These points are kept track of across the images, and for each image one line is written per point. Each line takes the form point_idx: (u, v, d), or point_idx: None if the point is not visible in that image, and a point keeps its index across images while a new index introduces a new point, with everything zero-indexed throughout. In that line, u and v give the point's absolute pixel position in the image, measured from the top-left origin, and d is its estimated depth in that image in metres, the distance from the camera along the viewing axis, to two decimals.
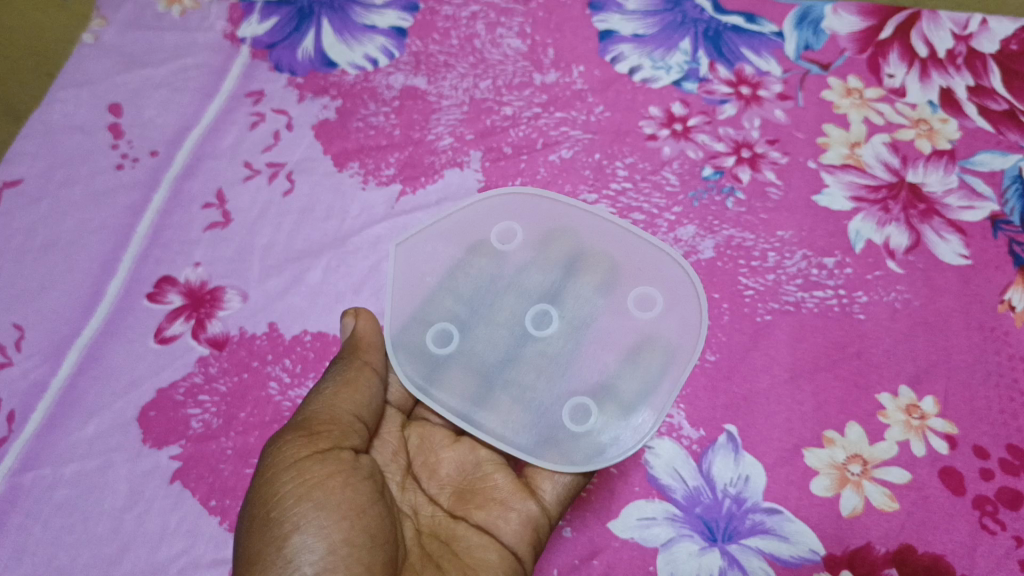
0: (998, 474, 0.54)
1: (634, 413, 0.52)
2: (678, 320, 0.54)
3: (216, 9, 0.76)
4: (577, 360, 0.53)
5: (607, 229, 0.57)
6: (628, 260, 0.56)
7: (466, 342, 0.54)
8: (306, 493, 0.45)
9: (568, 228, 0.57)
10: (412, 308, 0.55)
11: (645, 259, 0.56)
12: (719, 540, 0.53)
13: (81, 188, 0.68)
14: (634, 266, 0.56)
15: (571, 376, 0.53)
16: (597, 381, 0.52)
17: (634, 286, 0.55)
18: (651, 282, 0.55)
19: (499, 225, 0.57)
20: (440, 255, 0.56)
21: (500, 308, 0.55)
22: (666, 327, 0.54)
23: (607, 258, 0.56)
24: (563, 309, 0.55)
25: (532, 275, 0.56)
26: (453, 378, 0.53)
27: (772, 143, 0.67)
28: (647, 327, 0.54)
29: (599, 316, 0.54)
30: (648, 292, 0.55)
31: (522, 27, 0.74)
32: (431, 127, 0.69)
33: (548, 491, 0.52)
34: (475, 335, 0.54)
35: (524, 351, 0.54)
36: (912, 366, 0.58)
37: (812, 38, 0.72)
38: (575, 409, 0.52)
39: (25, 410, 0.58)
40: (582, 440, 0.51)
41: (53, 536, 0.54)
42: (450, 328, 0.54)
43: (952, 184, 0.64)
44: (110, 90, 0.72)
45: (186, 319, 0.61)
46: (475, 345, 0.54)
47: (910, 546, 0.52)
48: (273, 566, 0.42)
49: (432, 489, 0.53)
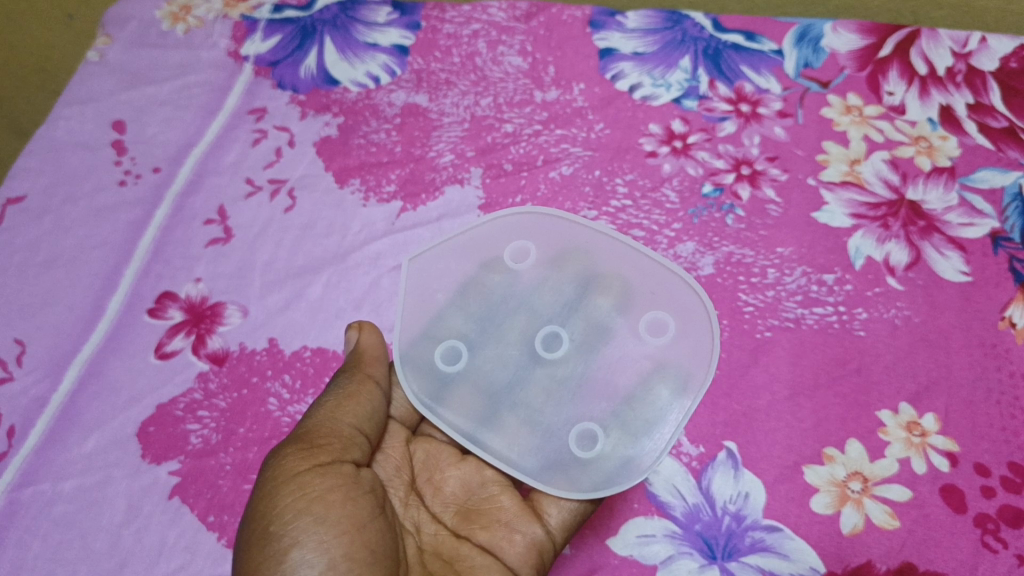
0: (1000, 492, 0.53)
1: (643, 440, 0.51)
2: (691, 346, 0.53)
3: (220, 27, 0.77)
4: (586, 385, 0.53)
5: (622, 250, 0.57)
6: (643, 282, 0.56)
7: (474, 362, 0.54)
8: (305, 507, 0.45)
9: (582, 247, 0.57)
10: (420, 325, 0.55)
11: (658, 281, 0.56)
12: (719, 558, 0.53)
13: (84, 204, 0.68)
14: (649, 289, 0.56)
15: (580, 402, 0.53)
16: (606, 408, 0.52)
17: (647, 310, 0.55)
18: (665, 306, 0.55)
19: (513, 243, 0.57)
20: (451, 272, 0.56)
21: (510, 328, 0.55)
22: (678, 354, 0.53)
23: (621, 280, 0.56)
24: (574, 331, 0.55)
25: (544, 295, 0.56)
26: (461, 398, 0.54)
27: (772, 160, 0.67)
28: (658, 353, 0.53)
29: (609, 342, 0.54)
30: (661, 317, 0.54)
31: (523, 45, 0.74)
32: (431, 144, 0.69)
33: (554, 515, 0.52)
34: (484, 354, 0.55)
35: (533, 372, 0.54)
36: (912, 384, 0.58)
37: (812, 56, 0.72)
38: (583, 435, 0.52)
39: (25, 426, 0.58)
40: (589, 466, 0.51)
41: (52, 551, 0.54)
42: (458, 346, 0.54)
43: (952, 202, 0.65)
44: (115, 107, 0.73)
45: (186, 334, 0.61)
46: (483, 364, 0.54)
47: (911, 565, 0.52)
48: None
49: (436, 507, 0.53)
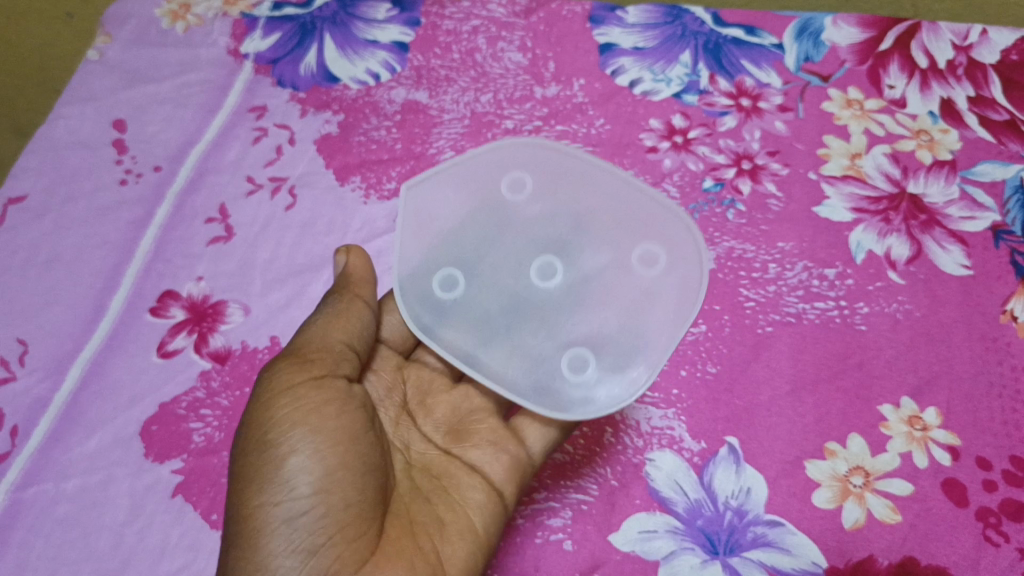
0: (1001, 485, 0.54)
1: (629, 377, 0.49)
2: (682, 280, 0.51)
3: (219, 25, 0.77)
4: (575, 322, 0.51)
5: (618, 183, 0.53)
6: (640, 215, 0.53)
7: (466, 292, 0.52)
8: (301, 419, 0.48)
9: (579, 176, 0.54)
10: (412, 254, 0.53)
11: (656, 215, 0.53)
12: (721, 553, 0.53)
13: (84, 204, 0.68)
14: (646, 222, 0.52)
15: (568, 340, 0.51)
16: (596, 345, 0.50)
17: (642, 244, 0.52)
18: (660, 241, 0.52)
19: (510, 173, 0.54)
20: (442, 199, 0.54)
21: (501, 260, 0.54)
22: (670, 290, 0.50)
23: (615, 214, 0.53)
24: (566, 265, 0.53)
25: (539, 225, 0.54)
26: (452, 328, 0.52)
27: (772, 155, 0.67)
28: (650, 289, 0.51)
29: (602, 276, 0.52)
30: (655, 252, 0.51)
31: (523, 41, 0.74)
32: (432, 141, 0.69)
33: (536, 440, 0.55)
34: (475, 283, 0.53)
35: (524, 306, 0.52)
36: (914, 378, 0.58)
37: (812, 49, 0.72)
38: (570, 370, 0.50)
39: (27, 426, 0.58)
40: (574, 402, 0.49)
41: (55, 550, 0.54)
42: (450, 273, 0.52)
43: (953, 195, 0.64)
44: (115, 107, 0.73)
45: (188, 333, 0.61)
46: (476, 294, 0.53)
47: (913, 559, 0.52)
48: (268, 484, 0.47)
49: (426, 429, 0.57)
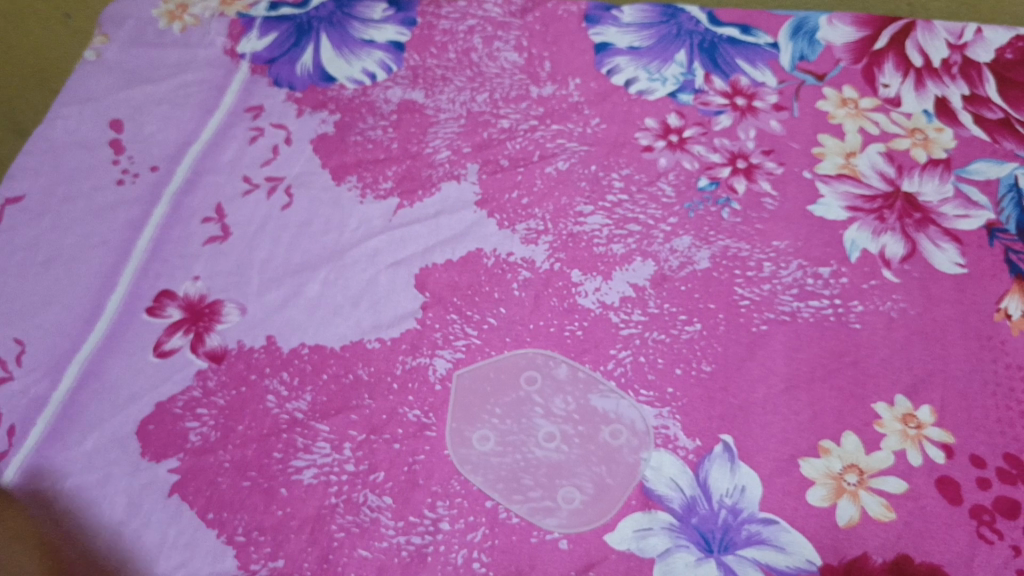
0: (996, 483, 0.54)
1: (595, 490, 0.55)
2: (630, 454, 0.56)
3: (216, 25, 0.77)
4: (559, 449, 0.57)
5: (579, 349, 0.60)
6: (594, 393, 0.58)
7: (467, 390, 0.59)
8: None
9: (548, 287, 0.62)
10: (409, 302, 0.62)
11: (608, 392, 0.58)
12: (716, 551, 0.53)
13: (82, 204, 0.68)
14: (600, 405, 0.58)
15: (556, 476, 0.56)
16: (569, 453, 0.57)
17: (599, 406, 0.58)
18: (610, 421, 0.57)
19: (492, 248, 0.64)
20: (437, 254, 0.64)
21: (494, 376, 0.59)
22: (621, 458, 0.56)
23: (574, 384, 0.59)
24: (549, 414, 0.58)
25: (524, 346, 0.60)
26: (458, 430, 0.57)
27: (768, 153, 0.67)
28: (606, 452, 0.56)
29: (569, 432, 0.57)
30: (610, 424, 0.57)
31: (519, 41, 0.74)
32: (428, 140, 0.69)
33: None
34: (472, 384, 0.59)
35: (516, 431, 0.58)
36: (909, 376, 0.58)
37: (807, 48, 0.73)
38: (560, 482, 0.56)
39: (25, 425, 0.59)
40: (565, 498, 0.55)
41: (52, 549, 0.54)
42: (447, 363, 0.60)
43: (948, 194, 0.65)
44: (112, 107, 0.73)
45: (185, 332, 0.62)
46: (474, 387, 0.59)
47: (907, 556, 0.52)
48: None
49: None
